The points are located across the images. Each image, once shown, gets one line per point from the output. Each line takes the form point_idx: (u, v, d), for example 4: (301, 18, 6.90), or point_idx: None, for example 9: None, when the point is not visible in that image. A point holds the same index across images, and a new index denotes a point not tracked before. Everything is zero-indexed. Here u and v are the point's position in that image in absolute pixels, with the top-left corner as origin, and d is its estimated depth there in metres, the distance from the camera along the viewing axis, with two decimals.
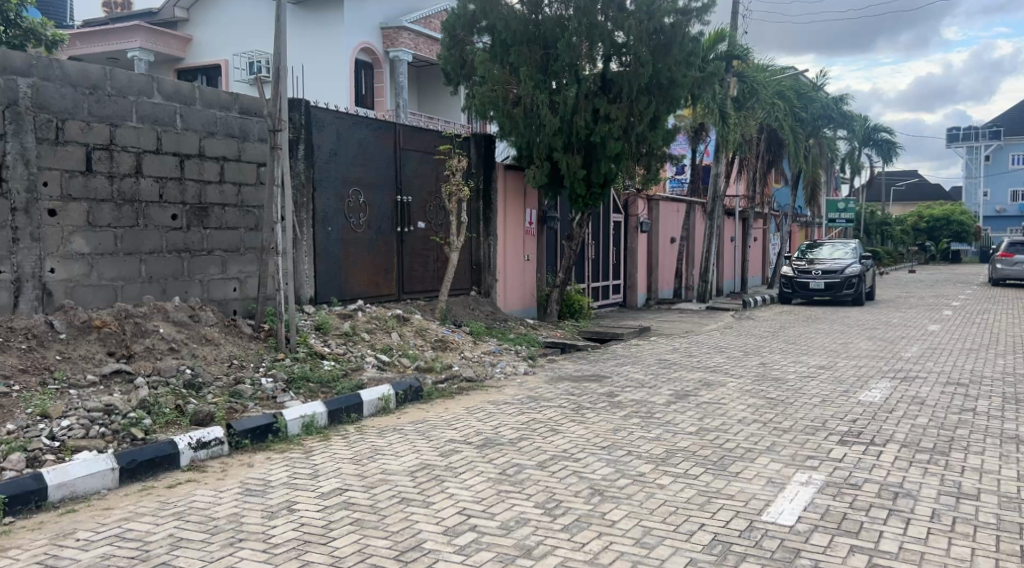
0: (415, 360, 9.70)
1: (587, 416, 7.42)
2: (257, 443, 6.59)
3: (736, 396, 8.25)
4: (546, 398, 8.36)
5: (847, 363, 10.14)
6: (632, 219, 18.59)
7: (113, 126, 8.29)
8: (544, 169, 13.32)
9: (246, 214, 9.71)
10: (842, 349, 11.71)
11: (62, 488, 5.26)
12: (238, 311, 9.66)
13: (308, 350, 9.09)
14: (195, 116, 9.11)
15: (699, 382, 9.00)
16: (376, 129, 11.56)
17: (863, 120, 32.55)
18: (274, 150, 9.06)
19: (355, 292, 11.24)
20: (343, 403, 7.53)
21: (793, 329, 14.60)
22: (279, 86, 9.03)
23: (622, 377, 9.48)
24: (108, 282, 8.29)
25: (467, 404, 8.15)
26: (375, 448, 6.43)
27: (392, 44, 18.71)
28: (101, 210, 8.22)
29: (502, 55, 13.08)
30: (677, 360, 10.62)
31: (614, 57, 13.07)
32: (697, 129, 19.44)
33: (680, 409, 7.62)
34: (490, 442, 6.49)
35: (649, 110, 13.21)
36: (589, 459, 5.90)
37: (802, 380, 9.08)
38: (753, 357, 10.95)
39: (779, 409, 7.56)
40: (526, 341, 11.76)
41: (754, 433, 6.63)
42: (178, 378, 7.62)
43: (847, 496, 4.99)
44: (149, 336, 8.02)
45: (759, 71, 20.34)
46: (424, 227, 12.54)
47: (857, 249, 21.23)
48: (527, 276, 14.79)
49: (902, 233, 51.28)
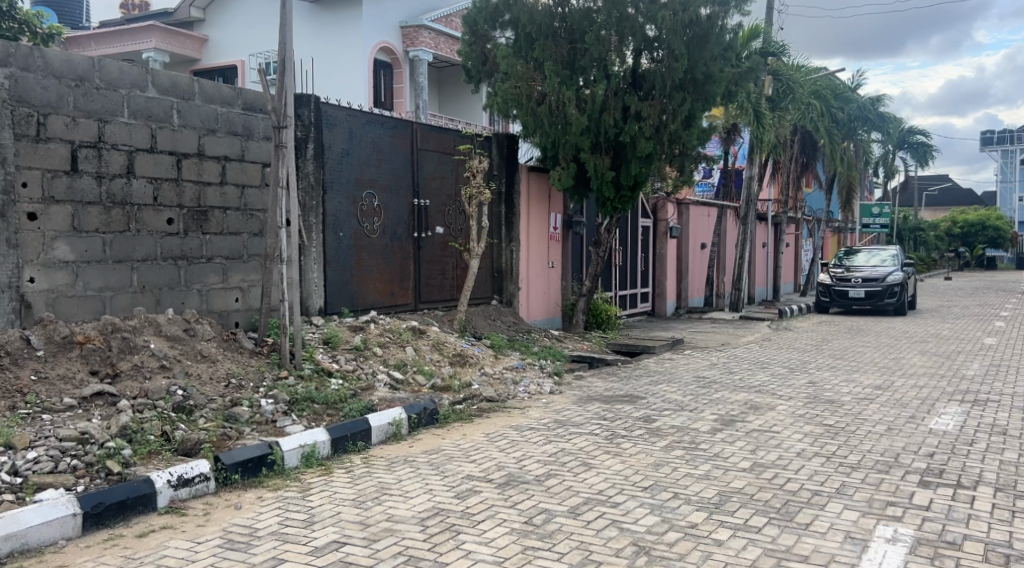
0: (431, 377, 8.92)
1: (623, 447, 6.57)
2: (249, 478, 5.80)
3: (790, 422, 7.40)
4: (576, 423, 7.54)
5: (907, 384, 9.26)
6: (661, 224, 17.71)
7: (102, 121, 7.55)
8: (570, 170, 12.49)
9: (249, 218, 8.96)
10: (896, 366, 10.80)
11: (10, 540, 4.49)
12: (240, 324, 8.89)
13: (315, 367, 8.30)
14: (194, 111, 8.36)
15: (746, 406, 8.16)
16: (392, 127, 10.79)
17: (899, 122, 31.52)
18: (279, 149, 8.31)
19: (368, 302, 10.46)
20: (350, 430, 6.73)
21: (838, 342, 13.65)
22: (284, 80, 8.28)
23: (659, 397, 8.63)
24: (95, 292, 7.55)
25: (488, 429, 7.34)
26: (381, 486, 5.63)
27: (412, 43, 17.97)
28: (88, 213, 7.49)
29: (526, 50, 12.26)
30: (718, 379, 9.76)
31: (645, 51, 12.21)
32: (730, 130, 18.56)
33: (729, 439, 6.80)
34: (513, 480, 5.67)
35: (683, 107, 12.33)
36: (630, 504, 5.09)
37: (860, 404, 8.21)
38: (800, 374, 10.08)
39: (841, 440, 6.73)
40: (551, 355, 10.91)
41: (817, 472, 5.80)
42: (167, 400, 6.85)
43: (947, 561, 4.24)
44: (137, 353, 7.26)
45: (796, 70, 19.42)
46: (443, 232, 11.74)
47: (898, 256, 20.23)
48: (552, 284, 13.95)
49: (936, 240, 49.90)
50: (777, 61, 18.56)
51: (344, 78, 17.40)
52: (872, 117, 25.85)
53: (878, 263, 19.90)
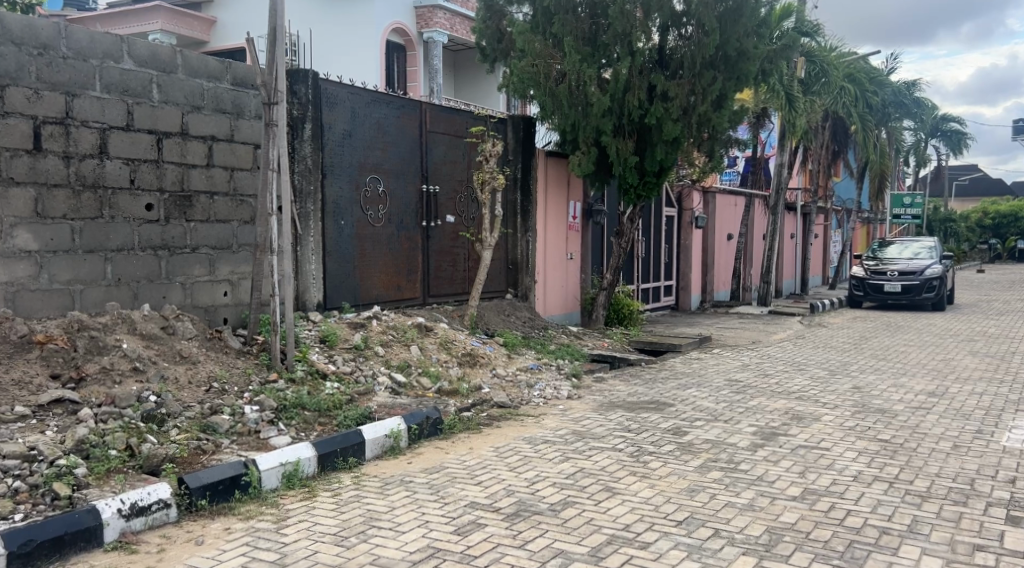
0: (437, 380, 8.14)
1: (651, 466, 5.73)
2: (218, 504, 5.02)
3: (841, 436, 6.55)
4: (596, 435, 6.70)
5: (964, 391, 8.36)
6: (685, 214, 16.78)
7: (70, 95, 6.77)
8: (592, 155, 11.58)
9: (239, 204, 8.16)
10: (947, 368, 9.89)
11: None
12: (229, 320, 8.12)
13: (308, 369, 7.49)
14: (176, 86, 7.57)
15: (788, 416, 7.30)
16: (398, 108, 9.97)
17: (933, 110, 30.32)
18: (270, 127, 7.48)
19: (372, 297, 9.67)
20: (340, 444, 5.91)
21: (878, 340, 12.70)
22: (275, 52, 7.48)
23: (689, 405, 7.78)
24: (62, 285, 6.78)
25: (497, 442, 6.52)
26: (370, 515, 4.86)
27: (426, 24, 17.17)
28: (54, 198, 6.72)
29: (545, 25, 11.38)
30: (753, 383, 8.91)
31: (673, 27, 11.29)
32: (759, 116, 17.49)
33: (773, 457, 5.97)
34: (526, 508, 4.89)
35: (714, 86, 11.41)
36: (662, 545, 4.35)
37: (916, 415, 7.32)
38: (842, 378, 9.20)
39: (902, 459, 5.89)
40: (569, 355, 10.08)
41: (882, 501, 4.96)
42: (136, 408, 6.07)
43: None
44: (106, 355, 6.47)
45: (829, 51, 18.40)
46: (453, 221, 10.91)
47: (936, 248, 19.19)
48: (570, 277, 13.11)
49: (967, 231, 48.44)
50: (810, 42, 17.54)
51: (354, 51, 16.26)
52: (908, 102, 24.51)
53: (913, 255, 18.90)
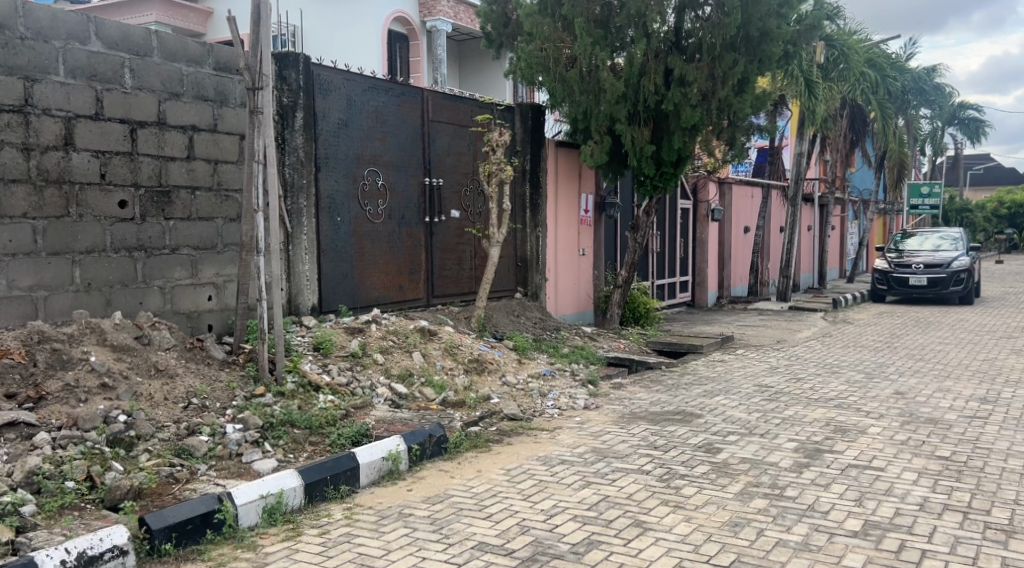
0: (441, 390, 7.45)
1: (684, 494, 5.02)
2: (186, 547, 4.36)
3: (894, 453, 5.84)
4: (618, 454, 5.98)
5: (1019, 396, 7.63)
6: (701, 206, 16.01)
7: (30, 79, 6.08)
8: (604, 144, 10.81)
9: (224, 200, 7.46)
10: (992, 369, 9.14)
11: None
12: (214, 327, 7.44)
13: (299, 381, 6.77)
14: (152, 70, 6.86)
15: (831, 427, 6.59)
16: (398, 95, 9.26)
17: (951, 97, 29.57)
18: (255, 114, 6.75)
19: (372, 298, 8.98)
20: (329, 471, 5.20)
21: (911, 337, 11.93)
22: (258, 30, 6.74)
23: (719, 415, 7.07)
24: (24, 292, 6.10)
25: (507, 463, 5.81)
26: (363, 560, 4.19)
27: (429, 12, 16.50)
28: (13, 195, 6.04)
29: (554, 6, 10.59)
30: (785, 388, 8.19)
31: (690, 8, 10.60)
32: (777, 103, 16.68)
33: (822, 480, 5.25)
34: (544, 550, 4.21)
35: (735, 70, 10.61)
36: None
37: (972, 426, 6.59)
38: (882, 382, 8.47)
39: (970, 481, 5.18)
40: (583, 358, 9.39)
41: (959, 538, 4.27)
42: (102, 431, 5.38)
43: None
44: (70, 369, 5.75)
45: (850, 35, 17.66)
46: (459, 216, 10.21)
47: (962, 238, 18.38)
48: (583, 274, 12.39)
49: (983, 221, 47.48)
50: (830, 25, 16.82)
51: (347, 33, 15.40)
52: (927, 89, 23.71)
53: (937, 246, 18.10)
